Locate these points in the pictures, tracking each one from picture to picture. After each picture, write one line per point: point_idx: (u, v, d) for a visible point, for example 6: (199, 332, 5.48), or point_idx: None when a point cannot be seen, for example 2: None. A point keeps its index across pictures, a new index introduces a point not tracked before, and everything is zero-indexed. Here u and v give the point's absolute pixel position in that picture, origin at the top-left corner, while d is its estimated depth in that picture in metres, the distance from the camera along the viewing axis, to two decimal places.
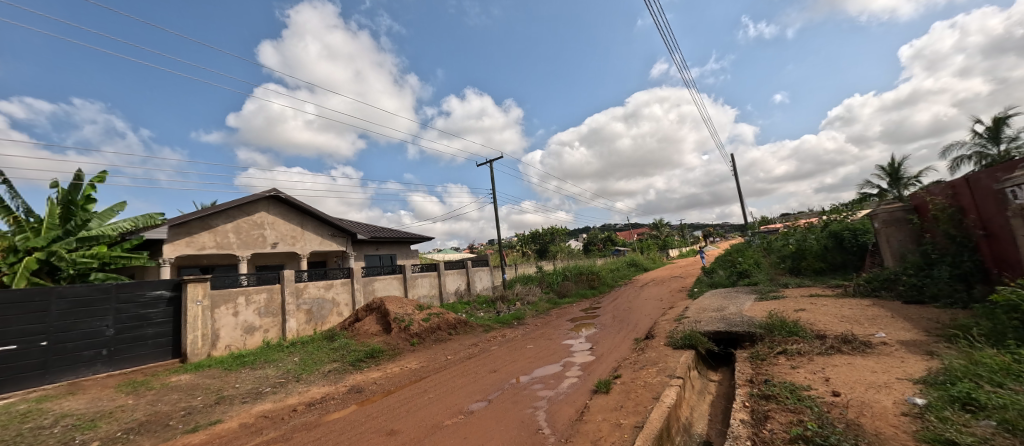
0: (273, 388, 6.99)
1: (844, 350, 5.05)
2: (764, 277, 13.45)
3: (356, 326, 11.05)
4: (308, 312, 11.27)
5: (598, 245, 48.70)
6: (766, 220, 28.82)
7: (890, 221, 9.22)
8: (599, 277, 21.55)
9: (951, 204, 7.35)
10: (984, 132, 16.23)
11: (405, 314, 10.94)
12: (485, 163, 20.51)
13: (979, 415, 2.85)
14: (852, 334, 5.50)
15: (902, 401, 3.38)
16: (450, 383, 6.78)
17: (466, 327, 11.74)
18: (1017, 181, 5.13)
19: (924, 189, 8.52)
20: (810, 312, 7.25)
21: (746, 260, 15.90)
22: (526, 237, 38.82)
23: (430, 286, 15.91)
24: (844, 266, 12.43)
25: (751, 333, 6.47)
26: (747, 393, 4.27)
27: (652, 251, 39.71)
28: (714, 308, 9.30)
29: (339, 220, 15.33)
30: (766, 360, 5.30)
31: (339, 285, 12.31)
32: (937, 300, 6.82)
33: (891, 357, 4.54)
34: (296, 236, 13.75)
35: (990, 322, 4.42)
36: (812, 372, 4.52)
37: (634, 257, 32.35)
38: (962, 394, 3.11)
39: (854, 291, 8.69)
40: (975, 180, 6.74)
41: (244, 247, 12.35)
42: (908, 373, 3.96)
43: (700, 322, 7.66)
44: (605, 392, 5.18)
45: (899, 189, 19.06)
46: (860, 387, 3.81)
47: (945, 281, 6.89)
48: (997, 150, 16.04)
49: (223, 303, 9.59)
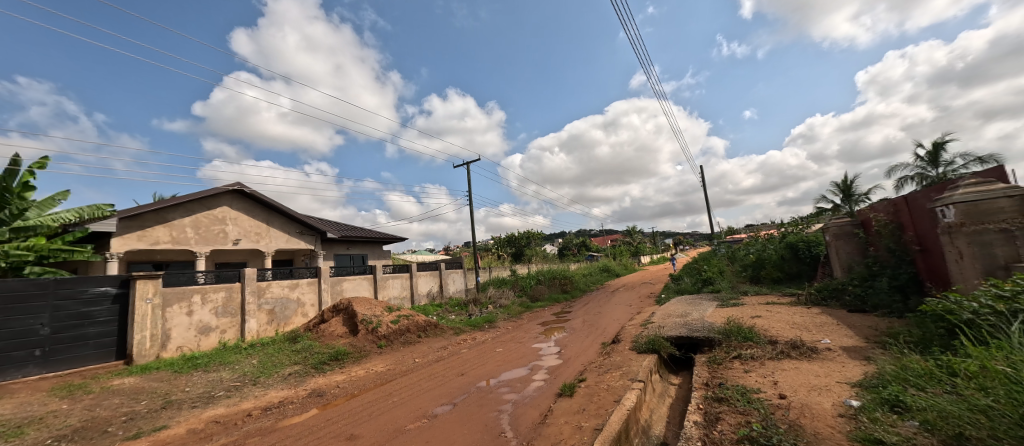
0: (226, 392, 6.65)
1: (792, 355, 5.34)
2: (727, 285, 14.02)
3: (321, 327, 10.70)
4: (270, 313, 10.83)
5: (572, 250, 49.15)
6: (731, 230, 30.16)
7: (839, 234, 9.86)
8: (572, 282, 21.78)
9: (893, 221, 7.97)
10: (925, 155, 17.65)
11: (373, 315, 10.72)
12: (463, 166, 20.57)
13: (904, 416, 3.09)
14: (800, 339, 5.84)
15: (840, 402, 3.63)
16: (416, 387, 6.68)
17: (436, 330, 11.61)
18: (945, 201, 5.51)
19: (870, 206, 9.16)
20: (765, 319, 7.62)
21: (711, 267, 16.53)
22: (502, 240, 38.49)
23: (401, 288, 15.63)
24: (799, 276, 13.16)
25: (709, 339, 6.74)
26: (702, 395, 4.45)
27: (625, 257, 40.55)
28: (679, 313, 9.62)
29: (308, 217, 14.84)
30: (722, 364, 5.54)
31: (305, 285, 11.91)
32: (878, 309, 7.35)
33: (834, 362, 4.85)
34: (260, 233, 13.20)
35: (921, 330, 4.79)
36: (763, 375, 4.76)
37: (606, 263, 32.87)
38: (891, 397, 3.37)
39: (806, 300, 9.22)
40: (912, 199, 7.34)
41: (203, 242, 11.74)
42: (846, 377, 4.25)
43: (663, 327, 7.91)
44: (569, 395, 5.25)
45: (850, 204, 20.41)
46: (804, 390, 4.05)
47: (885, 292, 7.41)
48: (936, 172, 17.46)
49: (176, 302, 9.06)
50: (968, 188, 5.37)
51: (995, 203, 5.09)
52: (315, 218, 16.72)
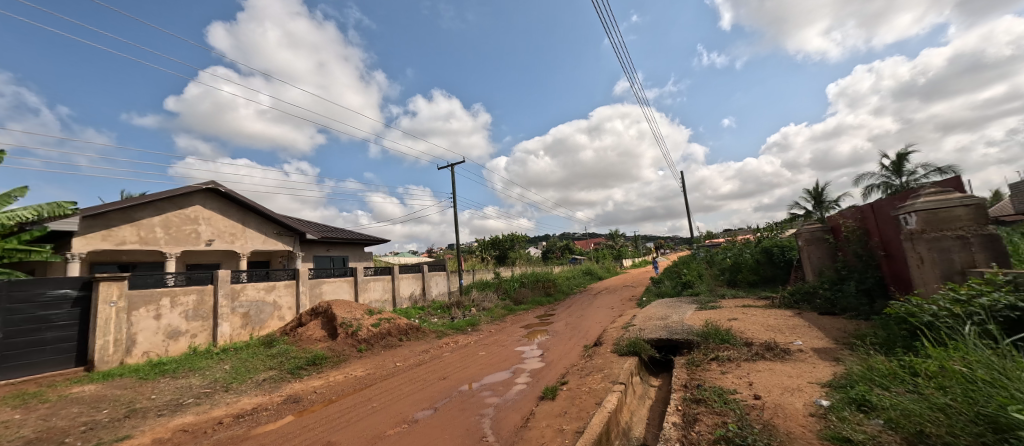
0: (196, 399, 6.38)
1: (766, 356, 5.51)
2: (705, 288, 14.35)
3: (298, 331, 10.41)
4: (244, 316, 10.47)
5: (556, 253, 49.41)
6: (710, 235, 30.93)
7: (811, 239, 10.24)
8: (555, 285, 21.86)
9: (860, 227, 8.34)
10: (889, 165, 18.54)
11: (353, 319, 10.51)
12: (447, 167, 20.48)
13: (870, 415, 3.23)
14: (775, 341, 6.02)
15: (811, 402, 3.75)
16: (397, 391, 6.57)
17: (418, 333, 11.45)
18: (908, 208, 5.82)
19: (839, 213, 9.56)
20: (741, 321, 7.82)
21: (690, 271, 16.88)
22: (486, 242, 38.35)
23: (383, 291, 15.37)
24: (773, 280, 13.60)
25: (688, 341, 6.88)
26: (681, 397, 4.53)
27: (607, 260, 41.01)
28: (659, 316, 9.79)
29: (286, 218, 14.46)
30: (700, 366, 5.65)
31: (282, 287, 11.58)
32: (847, 312, 7.65)
33: (805, 363, 5.02)
34: (235, 233, 12.77)
35: (886, 332, 5.02)
36: (739, 377, 4.89)
37: (589, 266, 33.14)
38: (858, 396, 3.51)
39: (780, 303, 9.52)
40: (878, 206, 7.70)
41: (173, 243, 11.28)
42: (817, 377, 4.41)
43: (645, 330, 8.03)
44: (551, 398, 5.26)
45: (821, 211, 21.24)
46: (777, 391, 4.18)
47: (853, 295, 7.72)
48: (899, 182, 18.37)
49: (143, 305, 8.66)
50: (929, 197, 5.68)
51: (952, 211, 5.40)
52: (293, 218, 16.29)
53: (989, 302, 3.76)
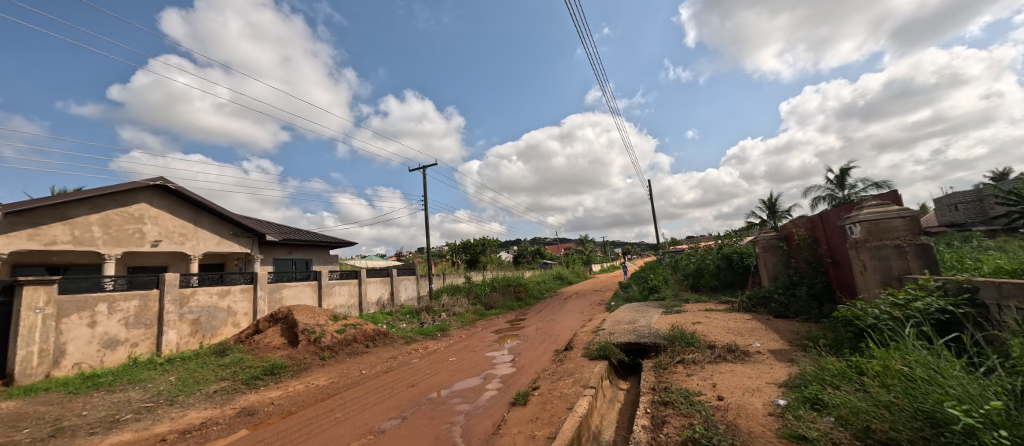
0: (135, 414, 5.87)
1: (727, 359, 5.75)
2: (671, 293, 14.83)
3: (255, 338, 9.86)
4: (194, 323, 9.78)
5: (527, 257, 49.57)
6: (674, 242, 32.14)
7: (767, 246, 10.84)
8: (526, 289, 21.89)
9: (810, 235, 8.92)
10: (834, 179, 20.00)
11: (316, 325, 10.08)
12: (419, 169, 20.20)
13: (823, 413, 3.42)
14: (735, 344, 6.29)
15: (770, 402, 3.94)
16: (362, 400, 6.33)
17: (385, 339, 11.12)
18: (853, 219, 6.29)
19: (791, 222, 10.19)
20: (704, 325, 8.13)
21: (656, 276, 17.41)
22: (457, 246, 38.00)
23: (349, 295, 14.83)
24: (733, 285, 14.27)
25: (655, 344, 7.08)
26: (649, 400, 4.64)
27: (577, 265, 41.65)
28: (628, 320, 10.01)
29: (243, 218, 13.70)
30: (667, 368, 5.82)
31: (238, 292, 10.93)
32: (799, 315, 8.13)
33: (763, 364, 5.28)
34: (186, 234, 11.95)
35: (834, 334, 5.36)
36: (703, 379, 5.06)
37: (560, 271, 33.51)
38: (811, 395, 3.72)
39: (739, 307, 9.99)
40: (825, 216, 8.27)
41: (114, 243, 10.39)
42: (774, 378, 4.64)
43: (614, 334, 8.17)
44: (523, 404, 5.24)
45: (775, 220, 22.58)
46: (739, 392, 4.36)
47: (804, 300, 8.22)
48: (842, 194, 19.85)
49: (76, 312, 7.90)
50: (871, 209, 6.16)
51: (891, 222, 5.88)
52: (252, 218, 15.46)
53: (924, 306, 4.08)
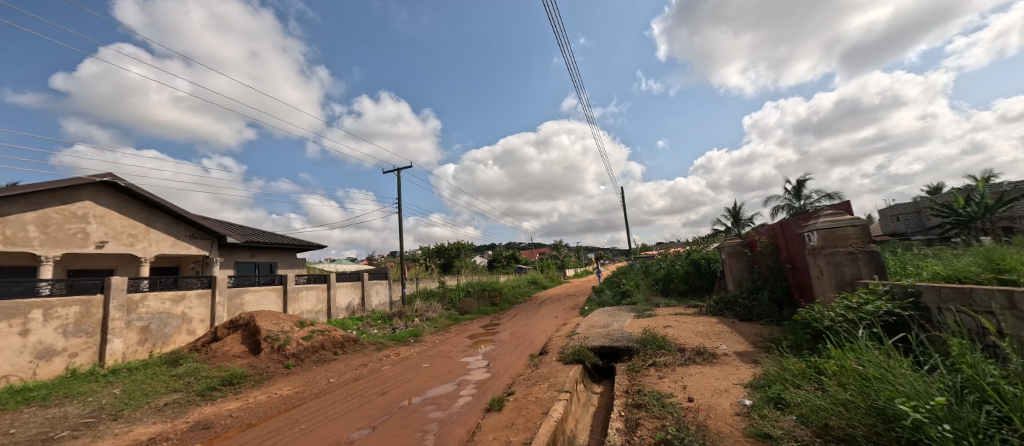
0: (72, 431, 5.37)
1: (697, 361, 5.92)
2: (642, 297, 15.17)
3: (212, 347, 9.31)
4: (143, 331, 9.12)
5: (502, 262, 49.46)
6: (645, 247, 33.01)
7: (732, 253, 11.31)
8: (501, 294, 21.82)
9: (772, 243, 9.37)
10: (791, 190, 21.17)
11: (280, 332, 9.64)
12: (393, 172, 19.85)
13: (785, 411, 3.56)
14: (704, 346, 6.49)
15: (737, 402, 4.07)
16: (330, 410, 6.08)
17: (355, 345, 10.77)
18: (811, 227, 6.65)
19: (754, 229, 10.68)
20: (675, 328, 8.34)
21: (628, 281, 17.77)
22: (431, 250, 37.49)
23: (316, 301, 14.27)
24: (700, 289, 14.79)
25: (628, 348, 7.20)
26: (623, 403, 4.69)
27: (552, 270, 41.95)
28: (601, 324, 10.15)
29: (202, 219, 12.96)
30: (640, 371, 5.93)
31: (193, 298, 10.30)
32: (761, 318, 8.50)
33: (730, 366, 5.47)
34: (136, 235, 11.17)
35: (794, 336, 5.63)
36: (674, 381, 5.19)
37: (535, 276, 33.65)
38: (774, 395, 3.87)
39: (707, 311, 10.34)
40: (785, 225, 8.72)
41: (53, 245, 9.55)
42: (740, 379, 4.81)
43: (588, 338, 8.25)
44: (498, 409, 5.18)
45: (739, 228, 23.63)
46: (709, 393, 4.48)
47: (766, 304, 8.61)
48: (799, 204, 21.04)
49: (5, 319, 7.18)
50: (828, 218, 6.55)
51: (844, 231, 6.25)
52: (212, 219, 14.64)
53: (874, 309, 4.34)
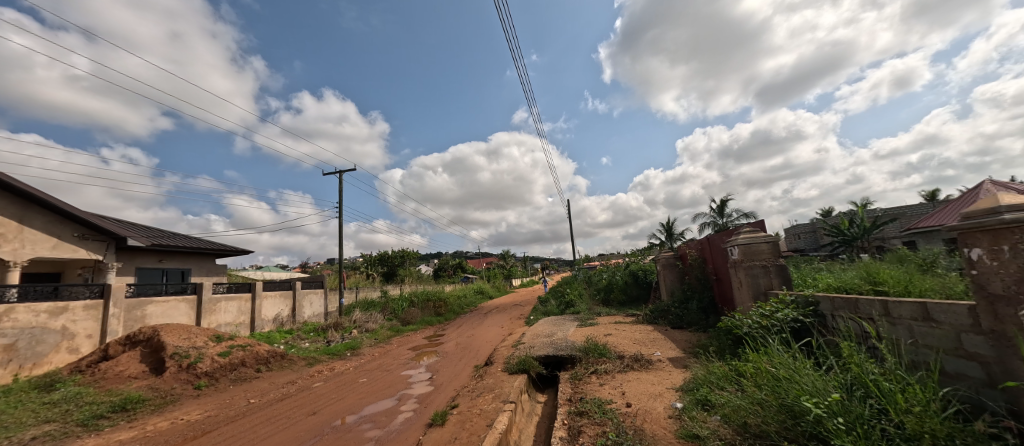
0: None
1: (634, 367, 6.24)
2: (585, 306, 15.70)
3: (102, 367, 8.04)
4: (8, 350, 7.62)
5: (448, 271, 48.53)
6: (588, 259, 34.35)
7: (666, 264, 12.14)
8: (446, 304, 21.35)
9: (701, 256, 10.22)
10: (716, 208, 23.33)
11: (191, 348, 8.62)
12: (333, 173, 18.85)
13: (711, 412, 3.87)
14: (640, 353, 6.85)
15: (670, 405, 4.34)
16: (250, 434, 5.51)
17: (283, 361, 9.91)
18: (734, 242, 7.34)
19: (685, 243, 11.57)
20: (614, 336, 8.71)
21: (572, 291, 18.32)
22: (374, 258, 35.86)
23: (238, 312, 12.93)
24: (637, 299, 15.66)
25: (572, 356, 7.39)
26: (567, 411, 4.79)
27: (499, 279, 42.04)
28: (546, 333, 10.32)
29: (96, 218, 11.26)
30: (582, 379, 6.11)
31: (80, 310, 8.86)
32: (691, 326, 9.20)
33: (663, 371, 5.84)
34: (6, 234, 9.38)
35: (718, 342, 6.15)
36: (613, 387, 5.42)
37: (481, 285, 33.45)
38: (701, 397, 4.19)
39: (643, 319, 10.96)
40: (711, 240, 9.55)
41: None
42: (673, 383, 5.14)
43: (533, 347, 8.36)
44: (440, 424, 5.03)
45: (671, 241, 25.49)
46: (645, 398, 4.74)
47: (695, 312, 9.34)
48: (722, 221, 23.23)
49: None
50: (746, 235, 7.27)
51: (760, 247, 6.98)
52: (109, 219, 12.75)
53: (783, 316, 4.88)
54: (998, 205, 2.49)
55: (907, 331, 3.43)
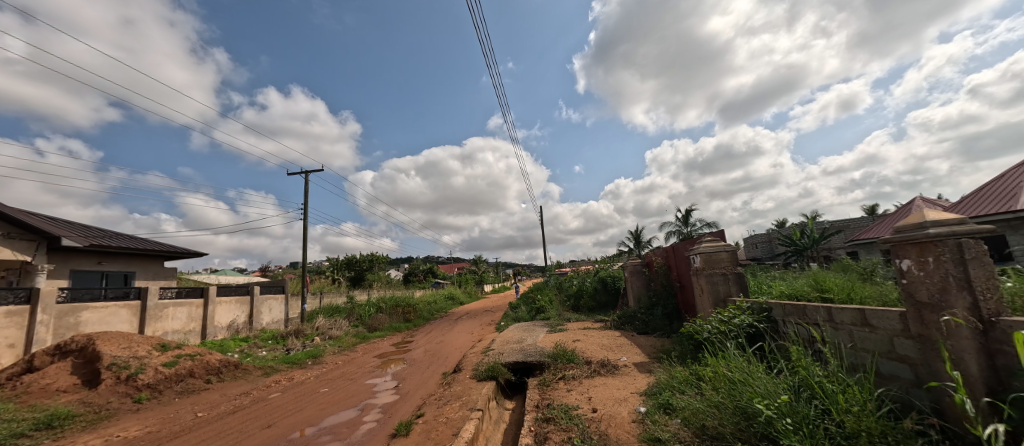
0: None
1: (601, 372, 6.35)
2: (555, 312, 15.83)
3: (26, 380, 7.29)
4: None
5: (418, 276, 47.61)
6: (559, 265, 34.75)
7: (633, 271, 12.48)
8: (416, 310, 20.89)
9: (665, 263, 10.59)
10: (681, 217, 24.28)
11: (132, 358, 7.98)
12: (298, 174, 18.19)
13: (672, 415, 3.99)
14: (607, 359, 6.98)
15: (634, 410, 4.44)
16: None
17: (237, 371, 9.35)
18: (696, 251, 7.67)
19: (651, 251, 11.96)
20: (583, 342, 8.83)
21: (543, 297, 18.44)
22: (340, 262, 34.65)
23: (188, 319, 12.10)
24: (606, 305, 15.97)
25: (540, 363, 7.43)
26: (533, 418, 4.80)
27: (470, 285, 41.66)
28: (515, 340, 10.31)
29: (25, 215, 10.26)
30: (550, 385, 6.14)
31: (1, 316, 8.01)
32: (656, 331, 9.49)
33: (628, 376, 5.98)
34: None
35: (680, 347, 6.37)
36: (580, 393, 5.48)
37: (452, 291, 33.04)
38: (663, 401, 4.32)
39: (611, 325, 11.19)
40: (675, 248, 9.93)
41: None
42: (637, 387, 5.28)
43: (502, 354, 8.33)
44: (405, 434, 4.90)
45: (639, 249, 26.26)
46: (610, 403, 4.82)
47: (660, 318, 9.65)
48: (687, 230, 24.20)
49: None
50: (707, 244, 7.62)
51: (719, 255, 7.33)
52: (41, 217, 11.66)
53: (740, 322, 5.13)
54: (924, 221, 2.76)
55: (847, 336, 3.70)
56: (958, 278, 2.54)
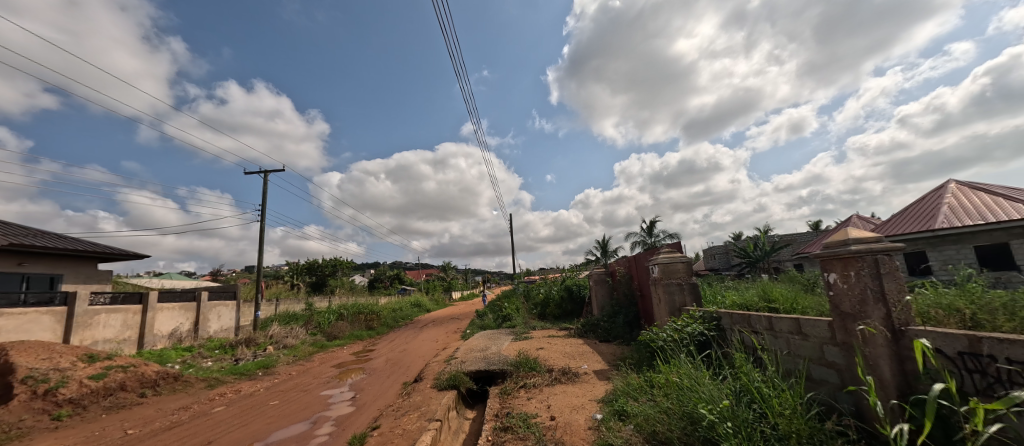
0: None
1: (561, 380, 6.43)
2: (521, 320, 15.85)
3: None
4: None
5: (384, 282, 46.30)
6: (529, 272, 34.96)
7: (598, 280, 12.74)
8: (380, 318, 20.26)
9: (628, 272, 10.90)
10: (645, 228, 25.11)
11: (51, 371, 7.23)
12: (257, 173, 17.31)
13: (626, 422, 4.10)
14: (568, 367, 7.09)
15: (590, 417, 4.53)
16: None
17: (178, 383, 8.70)
18: (655, 261, 7.96)
19: (615, 260, 12.28)
20: (546, 350, 8.90)
21: (510, 305, 18.43)
22: (301, 267, 33.13)
23: (122, 327, 11.13)
24: (571, 313, 16.20)
25: (502, 371, 7.41)
26: (492, 427, 4.77)
27: (439, 292, 40.98)
28: (479, 348, 10.23)
29: None
30: (510, 394, 6.14)
31: None
32: (617, 339, 9.70)
33: (587, 384, 6.09)
34: None
35: (638, 354, 6.57)
36: (540, 401, 5.52)
37: (419, 297, 32.36)
38: (618, 408, 4.43)
39: (575, 333, 11.35)
40: (638, 258, 10.24)
41: None
42: (594, 395, 5.39)
43: (465, 362, 8.23)
44: None
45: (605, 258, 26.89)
46: (568, 410, 4.89)
47: (621, 326, 9.89)
48: (651, 241, 25.07)
49: None
50: (665, 254, 7.92)
51: (676, 265, 7.65)
52: None
53: (692, 330, 5.38)
54: (847, 238, 3.03)
55: (784, 343, 3.97)
56: (875, 291, 2.81)
